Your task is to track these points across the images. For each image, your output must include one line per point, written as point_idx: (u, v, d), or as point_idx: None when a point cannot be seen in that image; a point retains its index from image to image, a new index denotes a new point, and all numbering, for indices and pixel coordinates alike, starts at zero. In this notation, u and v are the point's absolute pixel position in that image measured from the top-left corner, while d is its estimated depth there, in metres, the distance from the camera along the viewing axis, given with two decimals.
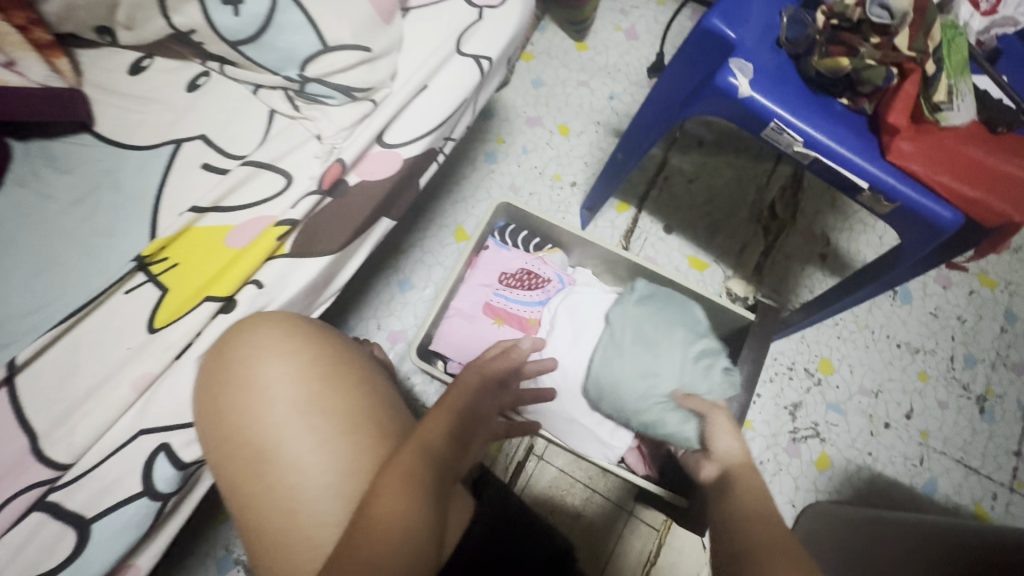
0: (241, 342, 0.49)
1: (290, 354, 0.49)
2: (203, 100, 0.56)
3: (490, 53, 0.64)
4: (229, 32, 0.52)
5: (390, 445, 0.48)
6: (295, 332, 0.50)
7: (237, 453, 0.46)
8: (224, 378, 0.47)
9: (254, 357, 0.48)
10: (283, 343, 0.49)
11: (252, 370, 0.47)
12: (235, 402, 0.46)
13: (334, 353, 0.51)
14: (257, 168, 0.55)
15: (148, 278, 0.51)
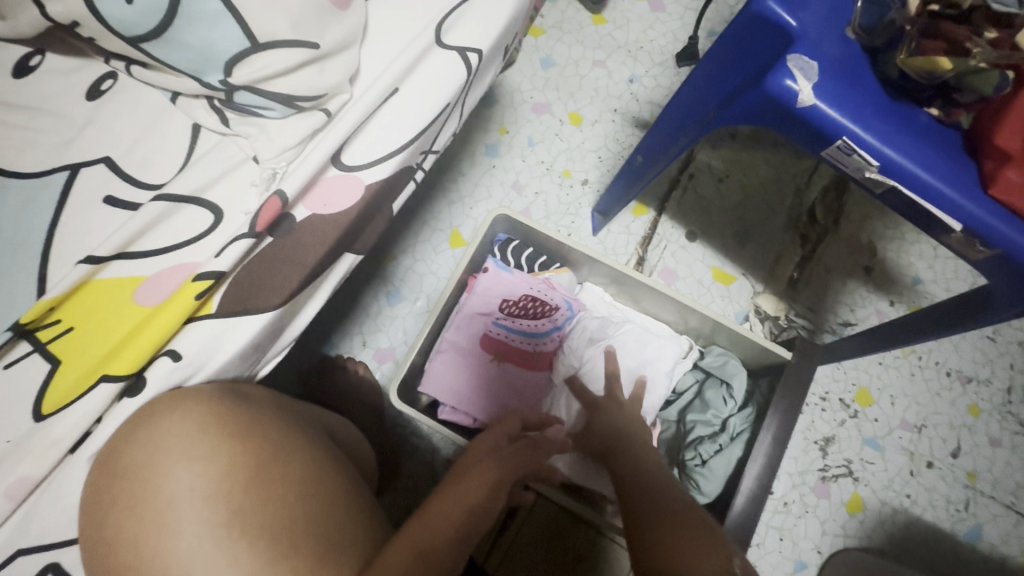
0: (144, 441, 0.39)
1: (196, 455, 0.39)
2: (108, 112, 0.45)
3: (480, 44, 0.51)
4: (123, 26, 0.39)
5: (344, 561, 0.38)
6: (212, 423, 0.40)
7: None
8: (122, 493, 0.38)
9: (159, 463, 0.38)
10: (188, 442, 0.39)
11: (155, 481, 0.38)
12: (132, 526, 0.37)
13: (264, 445, 0.41)
14: (176, 203, 0.44)
15: (35, 348, 0.41)
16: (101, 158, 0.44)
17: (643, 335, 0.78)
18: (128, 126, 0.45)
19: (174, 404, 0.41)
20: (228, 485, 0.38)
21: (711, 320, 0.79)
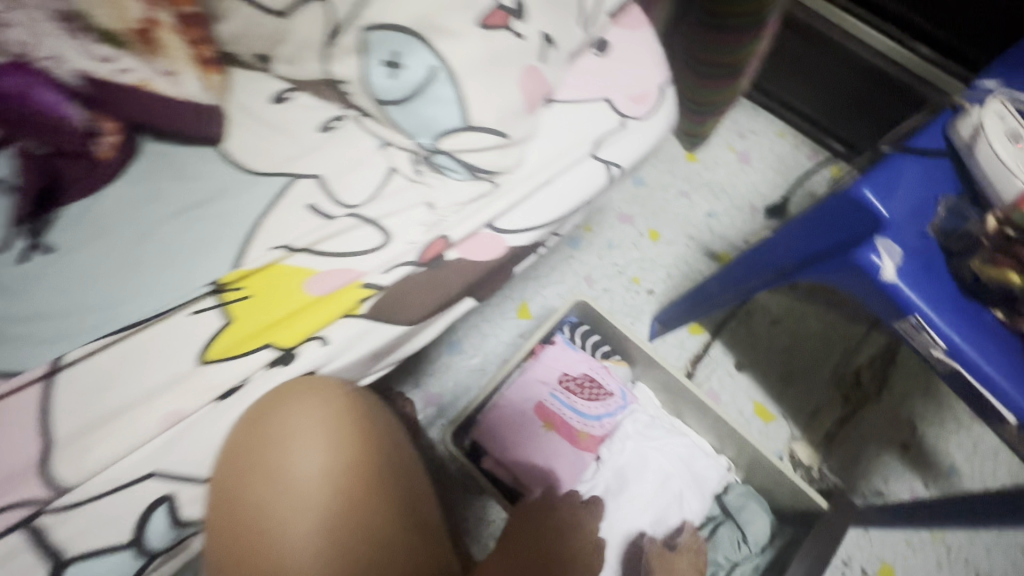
0: (277, 424, 0.45)
1: (322, 445, 0.44)
2: (330, 143, 0.56)
3: (622, 162, 0.62)
4: (379, 92, 0.51)
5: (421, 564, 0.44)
6: (339, 417, 0.46)
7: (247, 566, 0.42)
8: (251, 467, 0.44)
9: (285, 448, 0.44)
10: (319, 428, 0.45)
11: (282, 463, 0.44)
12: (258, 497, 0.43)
13: (379, 445, 0.47)
14: (362, 221, 0.53)
15: (215, 304, 0.48)
16: (315, 175, 0.54)
17: (692, 450, 0.84)
18: (341, 157, 0.55)
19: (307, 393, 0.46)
20: (342, 476, 0.44)
21: (752, 450, 0.82)
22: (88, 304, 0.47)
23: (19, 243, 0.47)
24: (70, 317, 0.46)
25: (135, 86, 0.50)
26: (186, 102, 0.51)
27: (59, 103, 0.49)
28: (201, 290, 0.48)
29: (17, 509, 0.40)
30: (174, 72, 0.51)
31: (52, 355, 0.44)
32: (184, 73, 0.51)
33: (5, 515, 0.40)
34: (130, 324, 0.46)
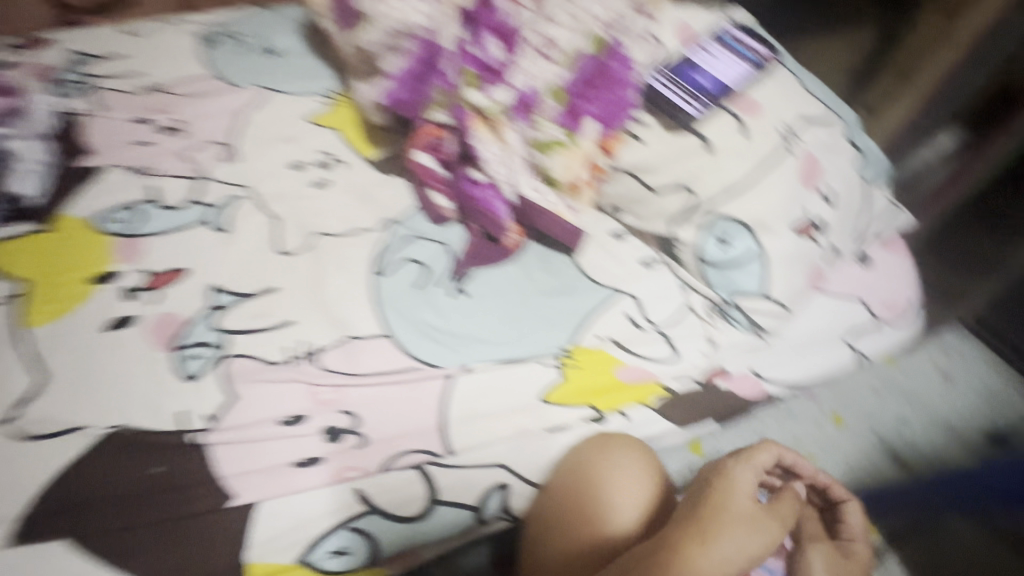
0: (608, 477, 0.60)
1: (631, 488, 0.60)
2: (649, 276, 0.75)
3: (869, 353, 0.77)
4: (704, 254, 0.71)
5: None
6: (650, 494, 0.60)
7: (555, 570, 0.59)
8: (579, 500, 0.60)
9: (610, 498, 0.59)
10: (635, 476, 0.61)
11: (602, 507, 0.59)
12: (576, 526, 0.59)
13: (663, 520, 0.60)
14: (662, 337, 0.72)
15: (557, 364, 0.68)
16: (631, 292, 0.74)
17: None
18: (655, 287, 0.75)
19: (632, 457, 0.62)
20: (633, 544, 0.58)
21: None
22: (480, 337, 0.69)
23: (449, 284, 0.73)
24: (470, 341, 0.68)
25: (553, 211, 0.74)
26: (567, 225, 0.74)
27: (503, 211, 0.76)
28: (552, 351, 0.69)
29: (421, 453, 0.61)
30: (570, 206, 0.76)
31: (460, 363, 0.66)
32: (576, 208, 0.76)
33: (413, 455, 0.61)
34: (503, 359, 0.67)
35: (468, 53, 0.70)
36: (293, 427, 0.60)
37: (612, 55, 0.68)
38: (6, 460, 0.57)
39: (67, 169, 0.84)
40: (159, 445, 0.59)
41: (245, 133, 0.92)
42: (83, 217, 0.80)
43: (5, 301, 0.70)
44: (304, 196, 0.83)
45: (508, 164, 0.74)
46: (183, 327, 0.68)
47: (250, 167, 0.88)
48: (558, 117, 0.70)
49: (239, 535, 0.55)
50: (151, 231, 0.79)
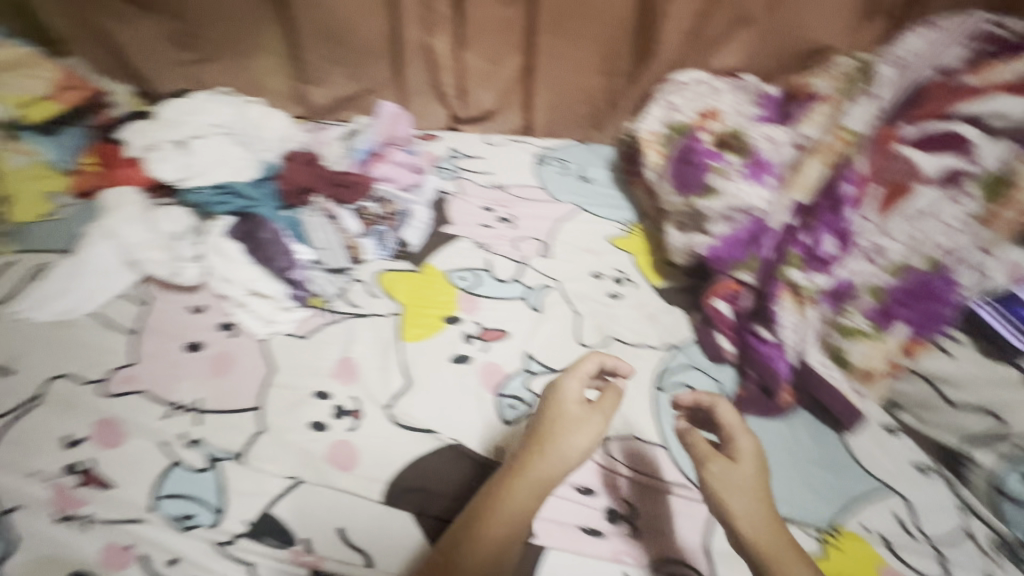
0: (573, 417, 0.69)
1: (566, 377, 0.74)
2: (925, 481, 0.76)
3: None
4: (1003, 485, 0.71)
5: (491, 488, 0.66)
6: (561, 420, 0.69)
7: (503, 526, 0.63)
8: (543, 436, 0.68)
9: (568, 432, 0.68)
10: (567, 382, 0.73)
11: (557, 461, 0.66)
12: (539, 472, 0.66)
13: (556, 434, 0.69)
14: (933, 550, 0.70)
15: (822, 536, 0.71)
16: (901, 492, 0.75)
17: None
18: (928, 495, 0.75)
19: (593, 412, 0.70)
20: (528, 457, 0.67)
21: None
22: None
23: None
24: None
25: (835, 386, 0.80)
26: (851, 407, 0.80)
27: (784, 372, 0.83)
28: (817, 521, 0.73)
29: (686, 565, 0.67)
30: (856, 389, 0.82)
31: None
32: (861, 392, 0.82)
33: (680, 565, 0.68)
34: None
35: (801, 241, 0.84)
36: (584, 495, 0.73)
37: (940, 275, 0.74)
38: (381, 435, 0.77)
39: (435, 231, 1.15)
40: (481, 465, 0.75)
41: (557, 237, 1.16)
42: (440, 268, 1.06)
43: (388, 315, 0.95)
44: (600, 301, 1.02)
45: (802, 335, 0.83)
46: (504, 378, 0.86)
47: (559, 265, 1.10)
48: (869, 310, 0.78)
49: (529, 566, 0.67)
50: (484, 294, 1.02)
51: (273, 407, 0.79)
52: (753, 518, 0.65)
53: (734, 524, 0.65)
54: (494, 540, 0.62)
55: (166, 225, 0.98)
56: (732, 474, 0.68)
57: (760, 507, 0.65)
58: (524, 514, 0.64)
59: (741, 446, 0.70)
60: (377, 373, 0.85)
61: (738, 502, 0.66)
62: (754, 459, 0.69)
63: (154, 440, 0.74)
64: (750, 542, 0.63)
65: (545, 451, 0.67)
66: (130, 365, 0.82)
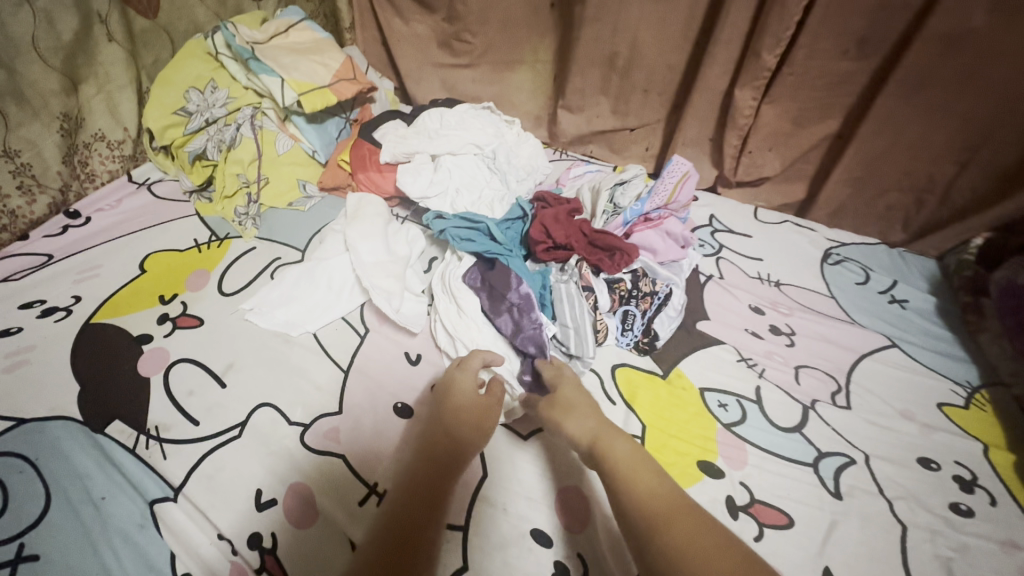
0: (471, 401, 0.63)
1: (437, 383, 0.70)
2: None
3: None
4: None
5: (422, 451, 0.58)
6: (474, 388, 0.65)
7: (427, 475, 0.54)
8: (447, 428, 0.60)
9: (471, 427, 0.61)
10: (444, 378, 0.69)
11: (460, 426, 0.60)
12: (442, 446, 0.58)
13: (468, 398, 0.64)
14: None
15: None
16: None
17: None
18: None
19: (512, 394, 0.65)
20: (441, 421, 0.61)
21: None
22: None
23: None
24: None
25: None
26: None
27: None
28: None
29: None
30: None
31: None
32: None
33: None
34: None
35: None
36: None
37: None
38: None
39: (687, 325, 0.90)
40: None
41: (857, 379, 0.84)
42: (695, 382, 0.82)
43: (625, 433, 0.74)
44: (938, 513, 0.68)
45: None
46: None
47: (863, 426, 0.78)
48: None
49: None
50: (754, 442, 0.74)
51: (482, 536, 0.61)
52: (584, 425, 0.59)
53: (604, 460, 0.53)
54: (417, 488, 0.53)
55: (400, 247, 0.89)
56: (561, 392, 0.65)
57: (598, 422, 0.59)
58: (444, 469, 0.55)
59: (565, 398, 0.64)
60: (618, 537, 0.60)
61: (571, 422, 0.60)
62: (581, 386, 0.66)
63: (343, 535, 0.58)
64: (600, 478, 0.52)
65: (445, 417, 0.62)
66: (337, 415, 0.70)
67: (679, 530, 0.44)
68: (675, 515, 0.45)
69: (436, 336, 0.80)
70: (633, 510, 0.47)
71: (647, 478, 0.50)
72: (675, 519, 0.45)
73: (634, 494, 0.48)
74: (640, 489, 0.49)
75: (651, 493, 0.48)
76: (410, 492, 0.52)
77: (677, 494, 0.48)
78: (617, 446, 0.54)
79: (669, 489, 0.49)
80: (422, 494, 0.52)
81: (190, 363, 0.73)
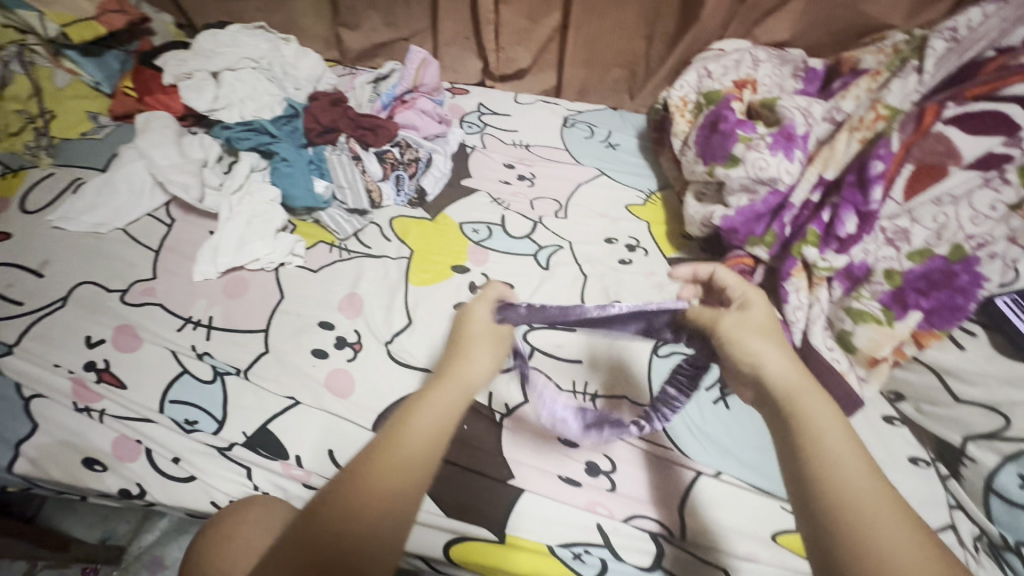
0: (484, 341, 0.60)
1: (473, 347, 0.59)
2: (913, 478, 0.75)
3: None
4: (1001, 488, 0.68)
5: (398, 447, 0.48)
6: (494, 346, 0.60)
7: (392, 480, 0.47)
8: (462, 349, 0.59)
9: (479, 348, 0.59)
10: (471, 338, 0.60)
11: (471, 364, 0.57)
12: (458, 380, 0.55)
13: (485, 353, 0.59)
14: None
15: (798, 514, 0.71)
16: (883, 477, 0.75)
17: None
18: (914, 488, 0.74)
19: (734, 321, 0.54)
20: (434, 396, 0.52)
21: None
22: (729, 449, 0.76)
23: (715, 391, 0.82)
24: (727, 450, 0.76)
25: (838, 369, 0.78)
26: (847, 392, 0.77)
27: None
28: None
29: (657, 524, 0.68)
30: (866, 378, 0.79)
31: (713, 466, 0.74)
32: (874, 378, 0.78)
33: (653, 523, 0.69)
34: (753, 485, 0.73)
35: (820, 218, 0.81)
36: (568, 448, 0.75)
37: (966, 267, 0.71)
38: (379, 369, 0.80)
39: (454, 182, 1.15)
40: (472, 408, 0.77)
41: (575, 199, 1.14)
42: (455, 219, 1.06)
43: (397, 259, 0.97)
44: (609, 265, 1.01)
45: (809, 315, 0.82)
46: None
47: (574, 226, 1.08)
48: (882, 295, 0.76)
49: (504, 507, 0.69)
50: (494, 247, 1.02)
51: (278, 329, 0.83)
52: (776, 362, 0.49)
53: (787, 407, 0.46)
54: (397, 465, 0.47)
55: (194, 151, 1.03)
56: (738, 320, 0.54)
57: (784, 355, 0.50)
58: (442, 437, 0.50)
59: (744, 314, 0.54)
60: (380, 311, 0.88)
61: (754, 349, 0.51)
62: (756, 313, 0.54)
63: (166, 348, 0.78)
64: (787, 437, 0.45)
65: (445, 375, 0.56)
66: (151, 279, 0.87)
67: (877, 540, 0.39)
68: (875, 529, 0.40)
69: (219, 212, 0.95)
70: (823, 497, 0.42)
71: (853, 467, 0.43)
72: (890, 537, 0.39)
73: (834, 487, 0.42)
74: (850, 494, 0.42)
75: (862, 504, 0.41)
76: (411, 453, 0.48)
77: (893, 519, 0.40)
78: (816, 418, 0.45)
79: (880, 495, 0.42)
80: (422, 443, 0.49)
81: (6, 265, 0.85)
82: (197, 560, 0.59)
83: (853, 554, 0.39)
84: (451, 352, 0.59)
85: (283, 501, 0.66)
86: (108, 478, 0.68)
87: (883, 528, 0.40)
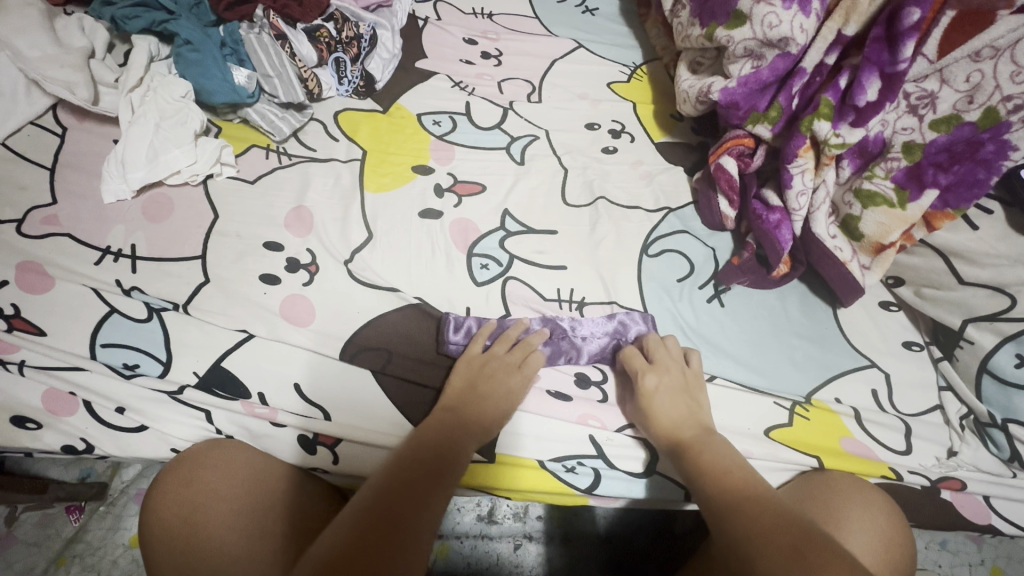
0: (510, 382, 0.64)
1: (501, 387, 0.63)
2: (905, 363, 0.74)
3: None
4: (995, 368, 0.66)
5: (403, 471, 0.53)
6: (519, 388, 0.64)
7: (406, 489, 0.51)
8: (484, 389, 0.63)
9: (506, 389, 0.63)
10: (499, 377, 0.64)
11: (488, 396, 0.62)
12: (473, 419, 0.60)
13: (507, 393, 0.63)
14: (901, 426, 0.69)
15: (790, 408, 0.69)
16: (877, 364, 0.73)
17: None
18: (906, 373, 0.73)
19: (651, 388, 0.64)
20: (454, 430, 0.58)
21: None
22: (722, 349, 0.72)
23: (708, 288, 0.77)
24: (722, 350, 0.72)
25: (840, 258, 0.73)
26: (851, 280, 0.72)
27: (785, 241, 0.75)
28: (792, 396, 0.70)
29: None
30: (869, 266, 0.74)
31: (708, 370, 0.71)
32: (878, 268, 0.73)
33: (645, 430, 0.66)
34: (747, 384, 0.70)
35: (837, 85, 0.69)
36: (554, 359, 0.70)
37: (993, 135, 0.62)
38: (340, 290, 0.71)
39: (407, 65, 0.97)
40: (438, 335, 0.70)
41: (549, 78, 0.98)
42: (412, 110, 0.91)
43: (349, 161, 0.83)
44: (591, 155, 0.89)
45: (813, 200, 0.74)
46: (478, 235, 0.78)
47: (550, 111, 0.94)
48: (897, 172, 0.68)
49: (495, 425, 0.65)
50: (460, 141, 0.88)
51: (217, 253, 0.71)
52: (676, 419, 0.61)
53: (698, 457, 0.57)
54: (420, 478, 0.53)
55: (71, 36, 0.81)
56: (659, 401, 0.63)
57: (686, 418, 0.61)
58: (454, 451, 0.56)
59: (652, 402, 0.63)
60: (335, 225, 0.76)
61: (658, 423, 0.62)
62: (669, 393, 0.63)
63: (85, 285, 0.67)
64: (692, 461, 0.57)
65: (472, 410, 0.61)
66: (51, 205, 0.72)
67: (751, 509, 0.50)
68: (758, 504, 0.51)
69: (119, 113, 0.78)
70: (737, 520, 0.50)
71: (760, 501, 0.51)
72: (796, 543, 0.46)
73: (730, 484, 0.53)
74: (765, 517, 0.49)
75: (767, 520, 0.49)
76: (427, 469, 0.54)
77: (777, 503, 0.51)
78: (725, 463, 0.56)
79: (764, 485, 0.54)
80: (437, 463, 0.55)
81: None
82: (161, 489, 0.58)
83: (739, 527, 0.49)
84: (471, 391, 0.63)
85: (252, 447, 0.62)
86: (48, 435, 0.62)
87: (788, 533, 0.47)
